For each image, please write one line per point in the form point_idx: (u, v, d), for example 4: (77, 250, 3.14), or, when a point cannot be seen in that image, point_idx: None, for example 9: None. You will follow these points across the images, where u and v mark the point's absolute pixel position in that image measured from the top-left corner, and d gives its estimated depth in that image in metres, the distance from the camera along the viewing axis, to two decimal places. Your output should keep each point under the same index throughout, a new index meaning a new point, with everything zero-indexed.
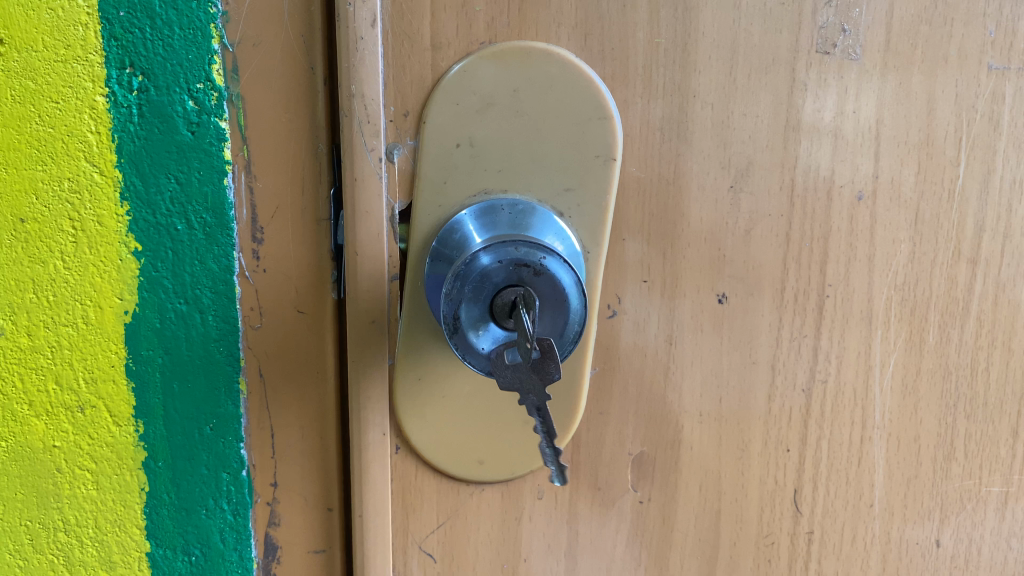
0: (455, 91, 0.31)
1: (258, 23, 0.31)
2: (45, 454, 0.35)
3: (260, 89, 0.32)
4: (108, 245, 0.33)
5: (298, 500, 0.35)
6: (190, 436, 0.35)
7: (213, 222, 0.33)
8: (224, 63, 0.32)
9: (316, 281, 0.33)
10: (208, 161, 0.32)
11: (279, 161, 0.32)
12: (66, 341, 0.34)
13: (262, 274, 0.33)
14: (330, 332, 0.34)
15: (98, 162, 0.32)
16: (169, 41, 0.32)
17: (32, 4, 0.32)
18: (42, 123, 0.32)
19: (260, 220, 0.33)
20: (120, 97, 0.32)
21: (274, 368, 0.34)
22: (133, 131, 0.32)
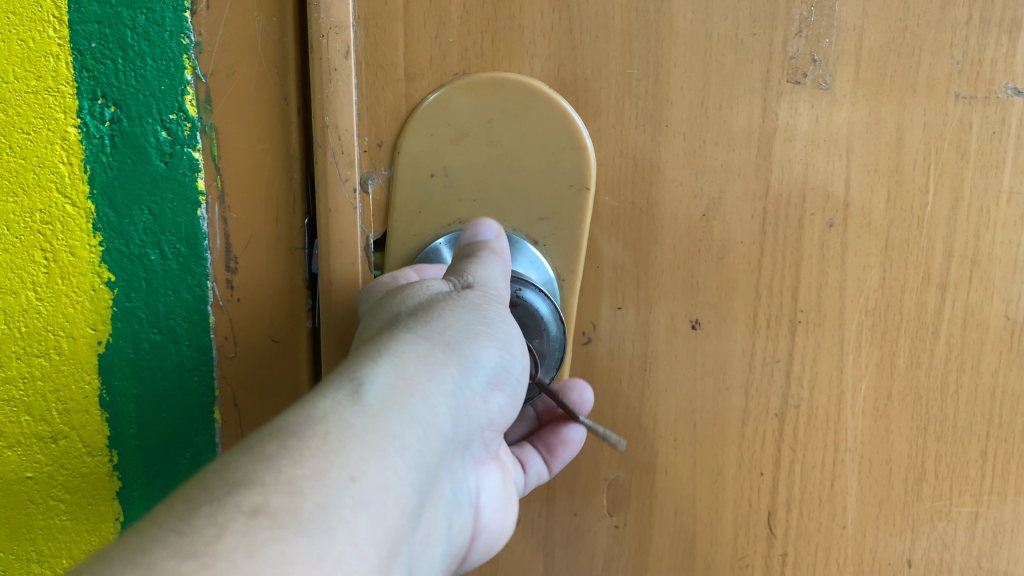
0: (429, 121, 0.31)
1: (230, 53, 0.31)
2: (17, 485, 0.35)
3: (234, 119, 0.32)
4: (81, 276, 0.33)
5: None
6: (166, 465, 0.35)
7: (187, 252, 0.33)
8: (197, 93, 0.32)
9: (291, 310, 0.33)
10: (181, 192, 0.32)
11: (252, 192, 0.32)
12: (38, 372, 0.34)
13: (236, 303, 0.33)
14: (304, 360, 0.34)
15: (70, 193, 0.32)
16: (141, 72, 0.32)
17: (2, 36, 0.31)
18: (13, 154, 0.32)
19: (233, 250, 0.33)
20: (92, 127, 0.32)
21: (247, 397, 0.34)
22: (106, 162, 0.32)
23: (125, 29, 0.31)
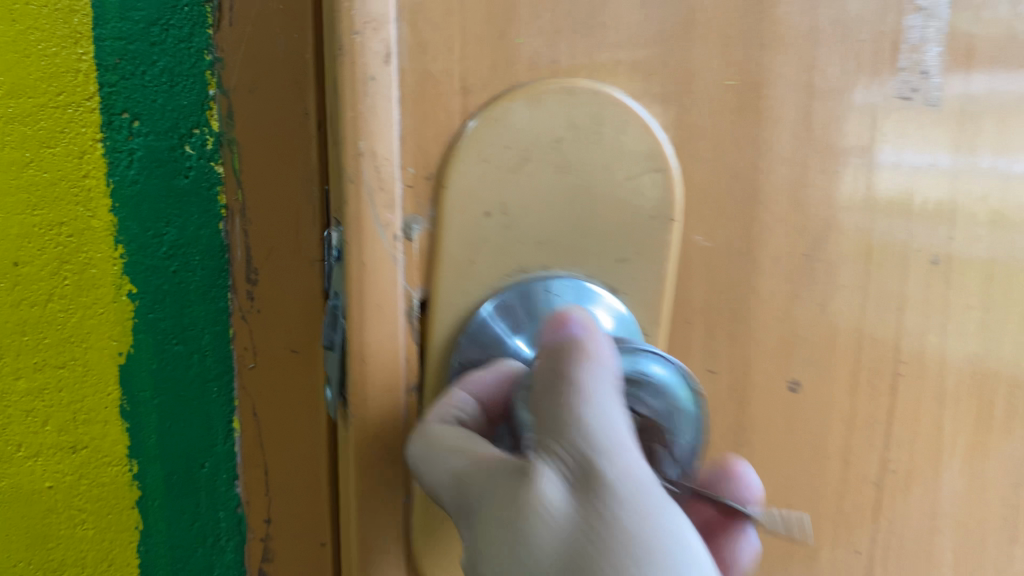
0: (500, 146, 0.22)
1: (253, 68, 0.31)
2: (35, 497, 0.34)
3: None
4: (102, 288, 0.33)
5: (285, 538, 0.34)
6: (185, 472, 0.36)
7: (210, 263, 0.34)
8: (220, 109, 0.33)
9: (307, 315, 0.31)
10: (204, 206, 0.34)
11: (272, 202, 0.32)
12: (58, 383, 0.34)
13: (257, 312, 0.34)
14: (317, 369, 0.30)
15: (93, 207, 0.33)
16: (166, 87, 0.33)
17: (24, 50, 0.31)
18: (38, 168, 0.32)
19: (254, 261, 0.33)
20: (116, 142, 0.33)
21: (267, 404, 0.34)
22: (130, 176, 0.33)
23: (150, 46, 0.32)
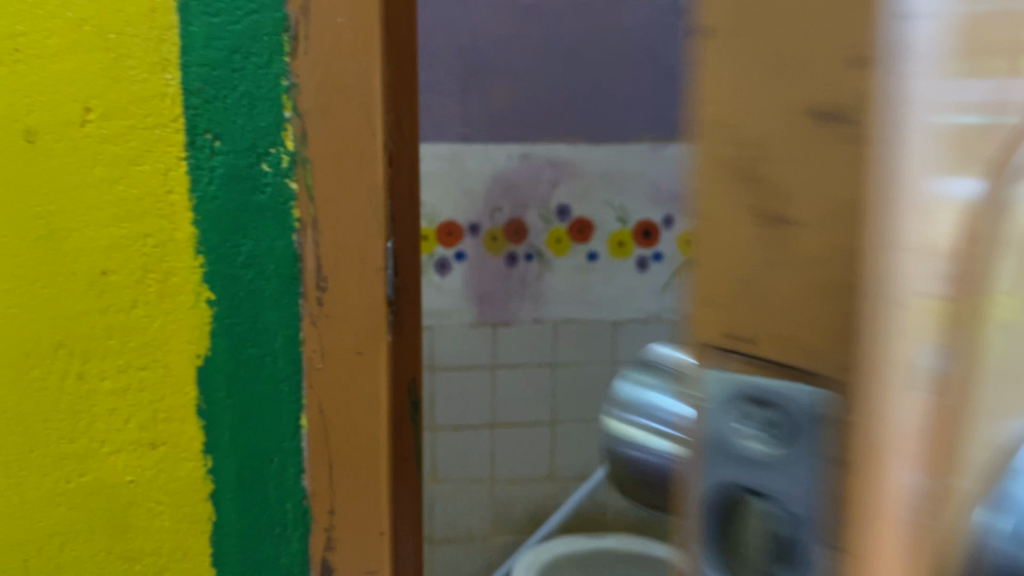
0: (887, 256, 0.13)
1: (325, 94, 0.38)
2: (123, 478, 0.40)
3: (329, 155, 0.39)
4: (185, 291, 0.39)
5: (348, 512, 0.41)
6: (257, 453, 0.41)
7: (283, 264, 0.39)
8: (294, 128, 0.38)
9: (370, 316, 0.40)
10: (278, 215, 0.39)
11: (341, 218, 0.39)
12: (140, 376, 0.39)
13: (324, 316, 0.40)
14: (381, 360, 0.40)
15: (178, 222, 0.38)
16: (244, 111, 0.38)
17: (119, 78, 0.38)
18: (129, 186, 0.38)
19: (323, 270, 0.39)
20: (201, 158, 0.38)
21: (331, 401, 0.40)
22: (212, 192, 0.38)
23: (228, 77, 0.38)
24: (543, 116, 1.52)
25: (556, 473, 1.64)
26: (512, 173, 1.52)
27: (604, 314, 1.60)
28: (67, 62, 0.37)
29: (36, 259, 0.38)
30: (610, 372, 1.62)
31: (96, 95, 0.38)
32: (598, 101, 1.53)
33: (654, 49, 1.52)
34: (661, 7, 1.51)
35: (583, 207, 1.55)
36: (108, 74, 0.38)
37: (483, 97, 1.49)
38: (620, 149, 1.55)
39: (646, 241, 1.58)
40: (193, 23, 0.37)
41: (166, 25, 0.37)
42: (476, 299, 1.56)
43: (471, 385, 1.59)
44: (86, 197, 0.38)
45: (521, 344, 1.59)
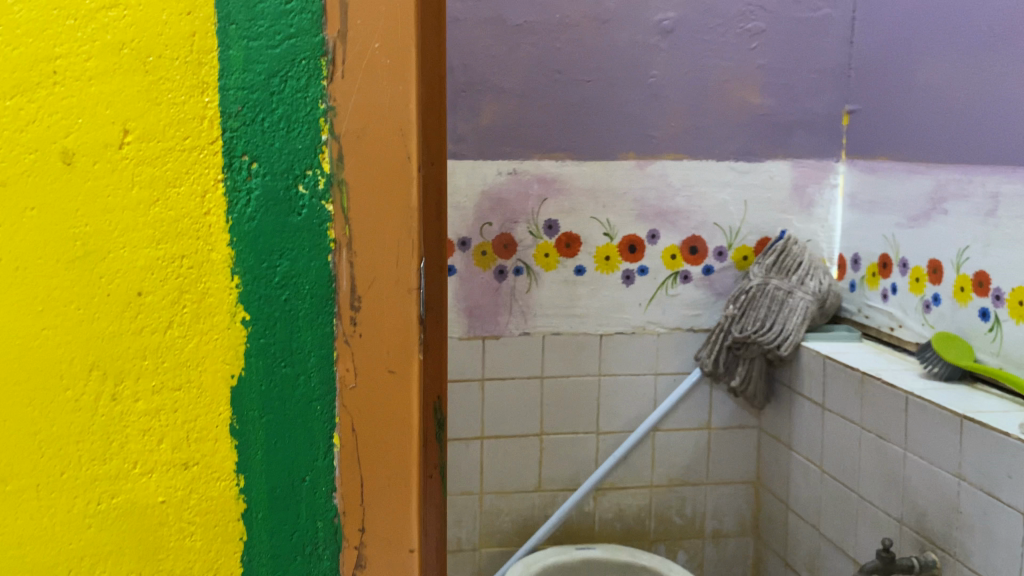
0: None
1: (360, 125, 0.51)
2: (159, 450, 0.53)
3: (365, 183, 0.52)
4: (218, 297, 0.52)
5: (379, 486, 0.54)
6: (288, 421, 0.53)
7: (316, 265, 0.52)
8: (332, 151, 0.51)
9: (402, 328, 0.52)
10: (313, 228, 0.52)
11: (374, 244, 0.52)
12: (173, 367, 0.52)
13: (357, 332, 0.52)
14: (413, 363, 0.53)
15: (213, 243, 0.51)
16: (277, 139, 0.51)
17: (159, 115, 0.50)
18: (166, 209, 0.51)
19: (358, 289, 0.52)
20: (240, 178, 0.51)
21: (362, 400, 0.53)
22: (249, 212, 0.51)
23: (258, 117, 0.51)
24: (532, 133, 1.53)
25: (545, 486, 1.64)
26: (499, 188, 1.54)
27: (591, 328, 1.61)
28: (109, 107, 0.50)
29: (74, 288, 0.51)
30: (599, 386, 1.62)
31: (137, 130, 0.50)
32: (586, 118, 1.54)
33: (641, 68, 1.54)
34: (648, 27, 1.53)
35: (570, 222, 1.57)
36: (147, 96, 0.50)
37: (472, 114, 1.51)
38: (607, 165, 1.57)
39: (632, 256, 1.60)
40: (232, 48, 0.51)
41: (204, 46, 0.50)
42: (465, 313, 1.57)
43: (460, 399, 1.59)
44: (128, 219, 0.51)
45: (509, 358, 1.59)
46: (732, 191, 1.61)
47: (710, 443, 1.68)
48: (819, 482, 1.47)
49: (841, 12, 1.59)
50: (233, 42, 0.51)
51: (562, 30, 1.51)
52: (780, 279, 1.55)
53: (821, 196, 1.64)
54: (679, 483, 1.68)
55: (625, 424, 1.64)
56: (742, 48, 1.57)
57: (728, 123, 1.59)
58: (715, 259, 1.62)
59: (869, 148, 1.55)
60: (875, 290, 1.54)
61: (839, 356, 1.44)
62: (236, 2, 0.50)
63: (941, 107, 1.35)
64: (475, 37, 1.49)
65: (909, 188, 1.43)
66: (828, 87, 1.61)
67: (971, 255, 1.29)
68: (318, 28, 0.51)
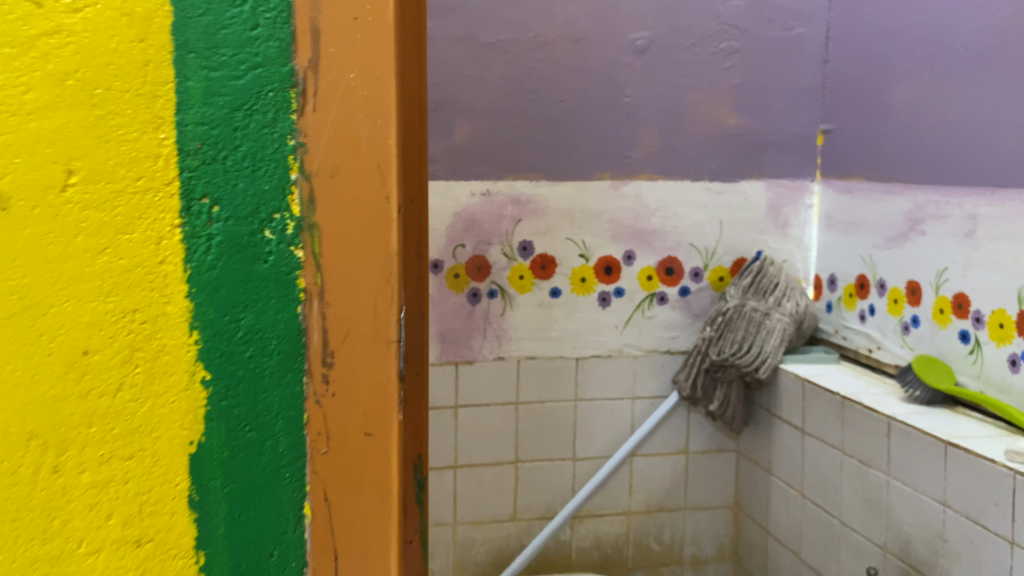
0: None
1: (334, 162, 0.48)
2: (106, 524, 0.48)
3: (339, 226, 0.49)
4: (175, 354, 0.48)
5: (355, 559, 0.51)
6: (252, 488, 0.50)
7: (284, 318, 0.49)
8: (302, 192, 0.48)
9: (380, 387, 0.50)
10: (280, 277, 0.49)
11: (347, 295, 0.49)
12: (122, 433, 0.48)
13: (330, 393, 0.49)
14: (391, 425, 0.50)
15: (168, 296, 0.48)
16: (239, 180, 0.48)
17: (106, 156, 0.46)
18: (114, 259, 0.47)
19: (331, 344, 0.49)
20: (198, 220, 0.48)
21: (334, 467, 0.50)
22: (210, 260, 0.48)
23: (218, 156, 0.48)
24: (506, 154, 1.50)
25: (520, 515, 1.60)
26: (473, 210, 1.51)
27: (567, 352, 1.58)
28: (51, 145, 0.46)
29: (9, 347, 0.46)
30: (575, 411, 1.59)
31: (81, 171, 0.46)
32: (561, 139, 1.52)
33: (616, 88, 1.53)
34: (623, 46, 1.52)
35: (545, 244, 1.54)
36: (94, 131, 0.46)
37: (445, 134, 1.48)
38: (583, 186, 1.54)
39: (608, 278, 1.57)
40: (190, 79, 0.47)
41: (159, 77, 0.47)
42: (438, 337, 1.53)
43: (433, 426, 1.55)
44: (72, 268, 0.47)
45: (484, 383, 1.56)
46: (708, 211, 1.60)
47: (688, 467, 1.65)
48: (800, 507, 1.46)
49: (815, 32, 1.59)
50: (191, 72, 0.47)
51: (536, 49, 1.49)
52: (757, 301, 1.54)
53: (797, 216, 1.63)
54: (657, 510, 1.65)
55: (602, 450, 1.61)
56: (717, 67, 1.56)
57: (703, 142, 1.58)
58: (692, 280, 1.60)
59: (845, 169, 1.54)
60: (852, 311, 1.53)
61: (819, 379, 1.42)
62: (195, 28, 0.47)
63: (917, 128, 1.34)
64: (447, 56, 1.46)
65: (886, 209, 1.42)
66: (802, 107, 1.61)
67: (950, 277, 1.28)
68: (288, 56, 0.48)
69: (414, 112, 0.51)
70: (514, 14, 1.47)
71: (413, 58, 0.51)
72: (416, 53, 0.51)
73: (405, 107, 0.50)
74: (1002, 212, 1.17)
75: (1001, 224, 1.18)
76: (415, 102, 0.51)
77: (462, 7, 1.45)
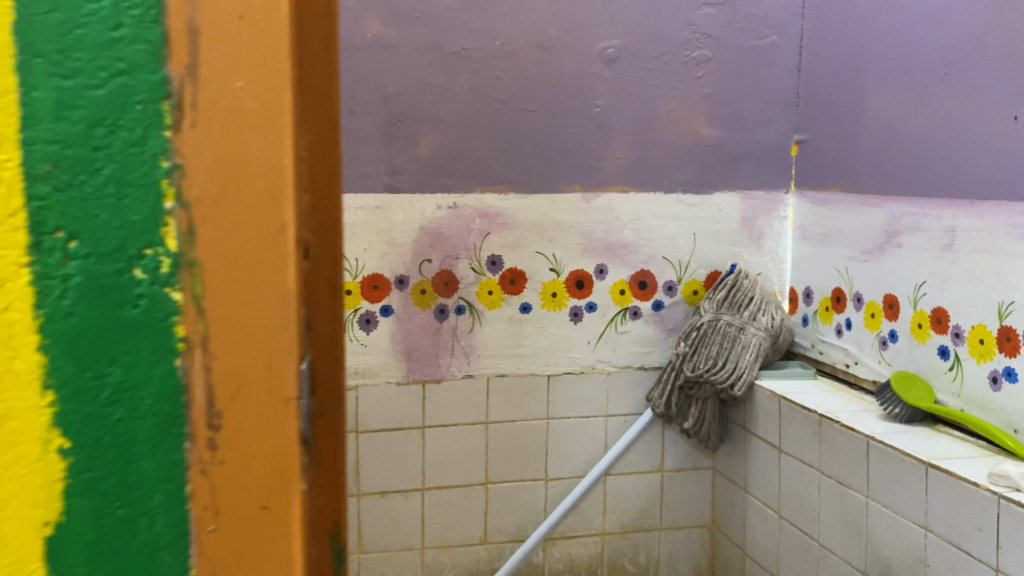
0: None
1: (215, 186, 0.40)
2: None
3: (223, 265, 0.40)
4: (26, 424, 0.39)
5: None
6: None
7: (162, 378, 0.40)
8: (178, 223, 0.40)
9: (280, 464, 0.41)
10: (155, 329, 0.40)
11: (235, 352, 0.40)
12: None
13: (215, 467, 0.41)
14: (293, 509, 0.41)
15: (16, 354, 0.39)
16: (101, 211, 0.39)
17: None
18: None
19: (217, 411, 0.41)
20: (51, 257, 0.39)
21: (223, 559, 0.41)
22: (68, 308, 0.39)
23: (77, 181, 0.39)
24: (472, 165, 1.45)
25: (490, 538, 1.55)
26: (440, 223, 1.45)
27: (538, 369, 1.53)
28: None
29: None
30: (547, 430, 1.54)
31: None
32: (530, 150, 1.47)
33: (586, 98, 1.48)
34: (593, 55, 1.47)
35: (514, 258, 1.49)
36: None
37: (409, 145, 1.42)
38: (552, 198, 1.49)
39: (580, 292, 1.53)
40: (36, 88, 0.38)
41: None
42: (405, 355, 1.47)
43: (399, 447, 1.49)
44: None
45: (452, 403, 1.50)
46: (681, 224, 1.55)
47: (663, 487, 1.60)
48: (777, 528, 1.41)
49: (788, 40, 1.56)
50: (40, 79, 0.38)
51: (502, 58, 1.44)
52: (731, 315, 1.49)
53: (771, 228, 1.59)
54: (632, 530, 1.60)
55: (574, 470, 1.56)
56: (689, 76, 1.52)
57: (676, 153, 1.54)
58: (665, 294, 1.56)
59: (820, 180, 1.51)
60: (828, 325, 1.49)
61: (795, 396, 1.38)
62: (40, 26, 0.38)
63: (894, 137, 1.31)
64: (411, 64, 1.41)
65: (863, 221, 1.39)
66: (776, 116, 1.57)
67: (928, 291, 1.25)
68: (158, 62, 0.39)
69: (324, 120, 0.42)
70: (480, 21, 1.42)
71: (319, 51, 0.42)
72: (324, 47, 0.42)
73: (314, 114, 0.41)
74: (981, 224, 1.14)
75: (980, 237, 1.14)
76: (325, 106, 0.42)
77: (426, 14, 1.40)
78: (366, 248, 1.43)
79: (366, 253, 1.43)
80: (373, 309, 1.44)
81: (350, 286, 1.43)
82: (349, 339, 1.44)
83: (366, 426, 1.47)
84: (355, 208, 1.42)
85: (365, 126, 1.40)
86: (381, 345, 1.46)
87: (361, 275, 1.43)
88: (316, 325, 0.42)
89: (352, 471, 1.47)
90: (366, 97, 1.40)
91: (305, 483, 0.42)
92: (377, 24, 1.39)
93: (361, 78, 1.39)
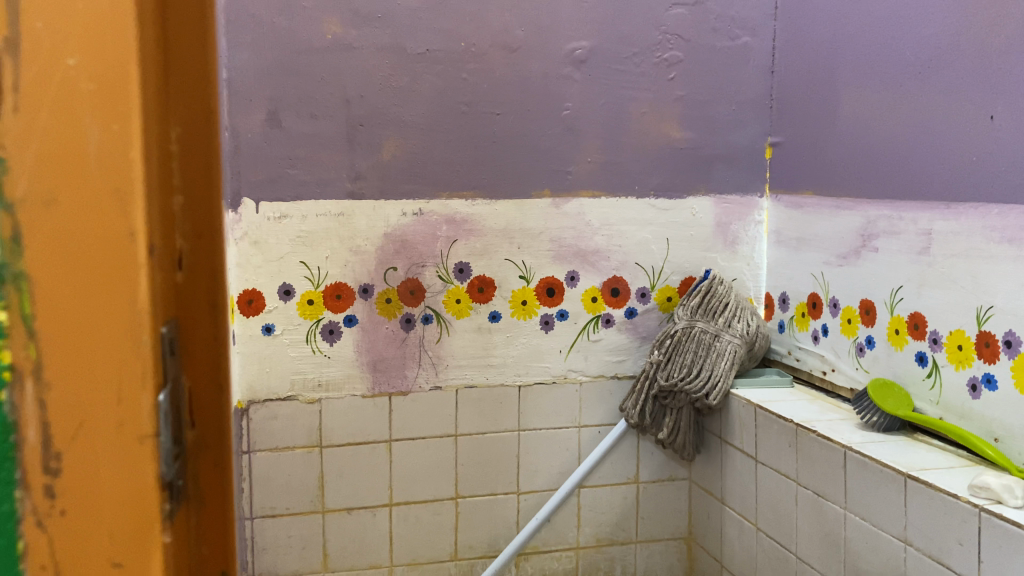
0: None
1: (48, 199, 0.39)
2: None
3: (59, 289, 0.40)
4: None
5: None
6: None
7: None
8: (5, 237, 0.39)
9: (130, 493, 0.41)
10: None
11: (74, 382, 0.40)
12: None
13: (57, 500, 0.41)
14: (145, 539, 0.42)
15: None
16: None
17: None
18: None
19: (54, 443, 0.40)
20: None
21: None
22: None
23: None
24: (438, 170, 1.41)
25: (461, 554, 1.50)
26: (405, 230, 1.41)
27: (508, 379, 1.48)
28: None
29: None
30: (519, 442, 1.50)
31: None
32: (497, 154, 1.43)
33: (554, 101, 1.44)
34: (561, 57, 1.44)
35: (482, 266, 1.45)
36: None
37: (372, 150, 1.38)
38: (521, 204, 1.45)
39: (550, 300, 1.48)
40: None
41: None
42: (370, 367, 1.42)
43: (365, 462, 1.43)
44: None
45: (420, 415, 1.45)
46: (654, 229, 1.51)
47: (638, 498, 1.56)
48: (755, 540, 1.38)
49: (761, 41, 1.52)
50: None
51: (468, 59, 1.40)
52: (706, 322, 1.46)
53: (746, 233, 1.56)
54: (608, 544, 1.56)
55: (547, 482, 1.52)
56: (660, 78, 1.49)
57: (648, 157, 1.50)
58: (638, 301, 1.52)
59: (795, 183, 1.47)
60: (805, 331, 1.46)
61: (771, 405, 1.35)
62: None
63: (868, 139, 1.28)
64: (374, 67, 1.36)
65: (838, 225, 1.36)
66: (750, 119, 1.54)
67: (905, 296, 1.22)
68: None
69: (190, 137, 0.44)
70: (445, 22, 1.38)
71: (185, 69, 0.43)
72: (189, 60, 0.44)
73: (182, 114, 0.44)
74: (957, 227, 1.11)
75: (957, 240, 1.11)
76: (188, 121, 0.44)
77: (388, 14, 1.36)
78: (329, 256, 1.38)
79: (328, 261, 1.38)
80: (336, 320, 1.39)
81: (312, 296, 1.38)
82: (311, 350, 1.39)
83: (331, 441, 1.41)
84: (317, 215, 1.37)
85: (325, 130, 1.36)
86: (346, 357, 1.41)
87: (324, 284, 1.38)
88: (165, 348, 0.42)
89: (317, 487, 1.42)
90: (326, 100, 1.35)
91: (155, 515, 0.42)
92: (337, 25, 1.34)
93: (320, 81, 1.34)
